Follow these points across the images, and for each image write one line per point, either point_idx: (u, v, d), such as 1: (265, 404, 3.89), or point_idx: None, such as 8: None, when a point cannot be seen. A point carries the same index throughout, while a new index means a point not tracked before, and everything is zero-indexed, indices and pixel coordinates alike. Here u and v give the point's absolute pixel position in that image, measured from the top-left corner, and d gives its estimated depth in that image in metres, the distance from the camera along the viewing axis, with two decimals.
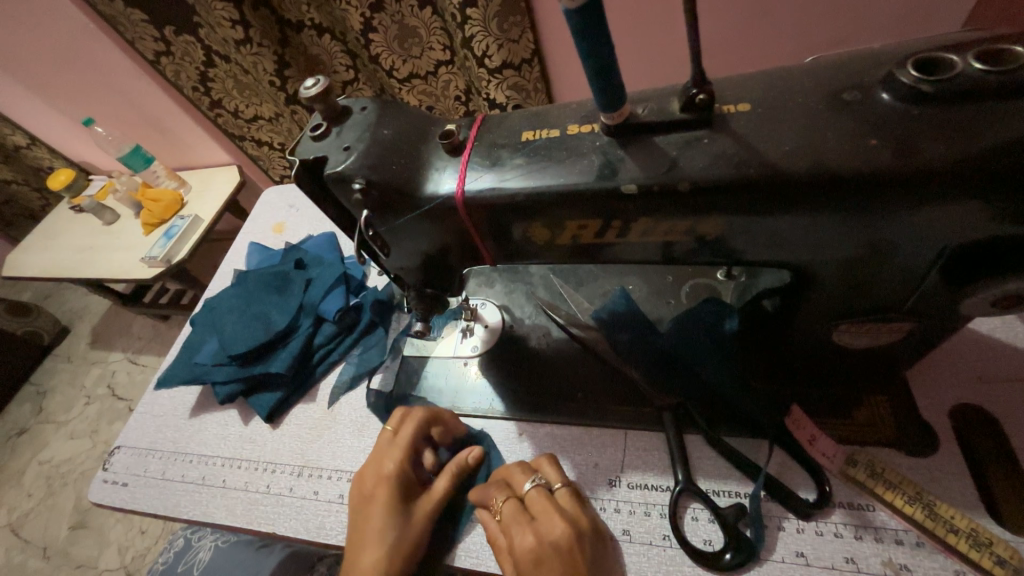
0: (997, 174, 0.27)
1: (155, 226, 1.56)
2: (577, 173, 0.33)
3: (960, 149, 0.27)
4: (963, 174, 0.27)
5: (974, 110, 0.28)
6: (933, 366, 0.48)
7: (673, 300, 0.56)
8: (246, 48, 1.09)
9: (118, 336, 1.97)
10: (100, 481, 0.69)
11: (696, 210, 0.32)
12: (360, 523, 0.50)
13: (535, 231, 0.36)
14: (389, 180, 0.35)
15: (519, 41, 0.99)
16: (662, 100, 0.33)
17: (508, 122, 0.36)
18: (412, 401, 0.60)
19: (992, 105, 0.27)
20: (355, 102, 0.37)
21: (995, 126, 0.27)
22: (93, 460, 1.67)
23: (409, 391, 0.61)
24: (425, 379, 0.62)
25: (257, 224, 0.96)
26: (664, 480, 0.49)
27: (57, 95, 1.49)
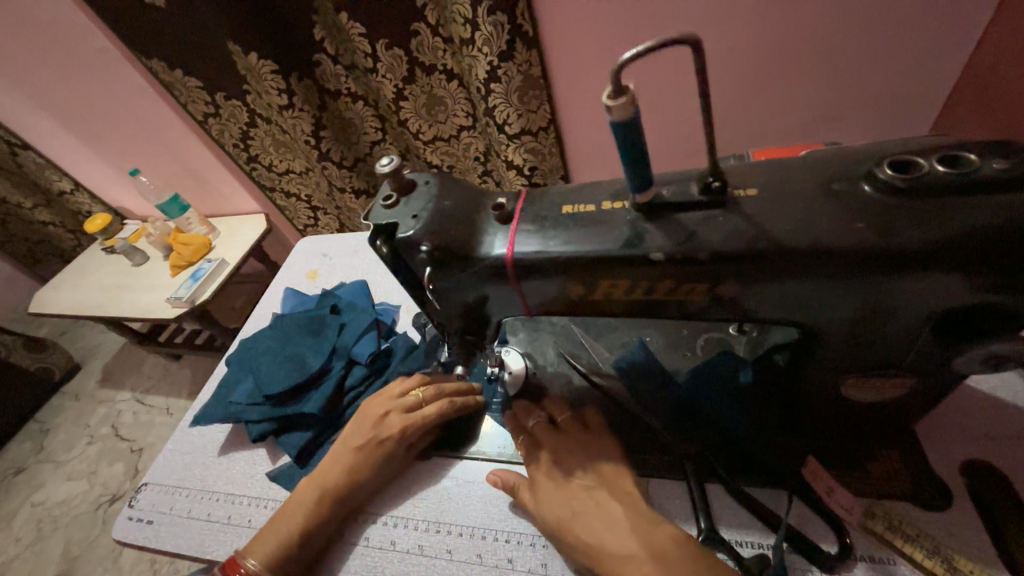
0: (970, 252, 0.32)
1: (183, 268, 1.64)
2: (609, 241, 0.38)
3: (935, 232, 0.33)
4: (940, 253, 0.33)
5: (947, 200, 0.33)
6: (939, 423, 0.51)
7: (689, 352, 0.60)
8: (288, 113, 1.21)
9: (130, 375, 1.99)
10: (124, 518, 0.70)
11: (712, 276, 0.37)
12: (349, 430, 0.63)
13: (571, 288, 0.41)
14: (449, 243, 0.40)
15: (538, 111, 1.10)
16: (682, 183, 0.39)
17: (550, 196, 0.43)
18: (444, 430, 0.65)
19: (958, 197, 0.33)
20: (420, 177, 0.44)
21: (956, 214, 0.33)
22: (89, 503, 1.64)
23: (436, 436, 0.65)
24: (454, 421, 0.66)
25: (292, 270, 1.03)
26: (687, 528, 0.51)
27: (111, 149, 1.64)
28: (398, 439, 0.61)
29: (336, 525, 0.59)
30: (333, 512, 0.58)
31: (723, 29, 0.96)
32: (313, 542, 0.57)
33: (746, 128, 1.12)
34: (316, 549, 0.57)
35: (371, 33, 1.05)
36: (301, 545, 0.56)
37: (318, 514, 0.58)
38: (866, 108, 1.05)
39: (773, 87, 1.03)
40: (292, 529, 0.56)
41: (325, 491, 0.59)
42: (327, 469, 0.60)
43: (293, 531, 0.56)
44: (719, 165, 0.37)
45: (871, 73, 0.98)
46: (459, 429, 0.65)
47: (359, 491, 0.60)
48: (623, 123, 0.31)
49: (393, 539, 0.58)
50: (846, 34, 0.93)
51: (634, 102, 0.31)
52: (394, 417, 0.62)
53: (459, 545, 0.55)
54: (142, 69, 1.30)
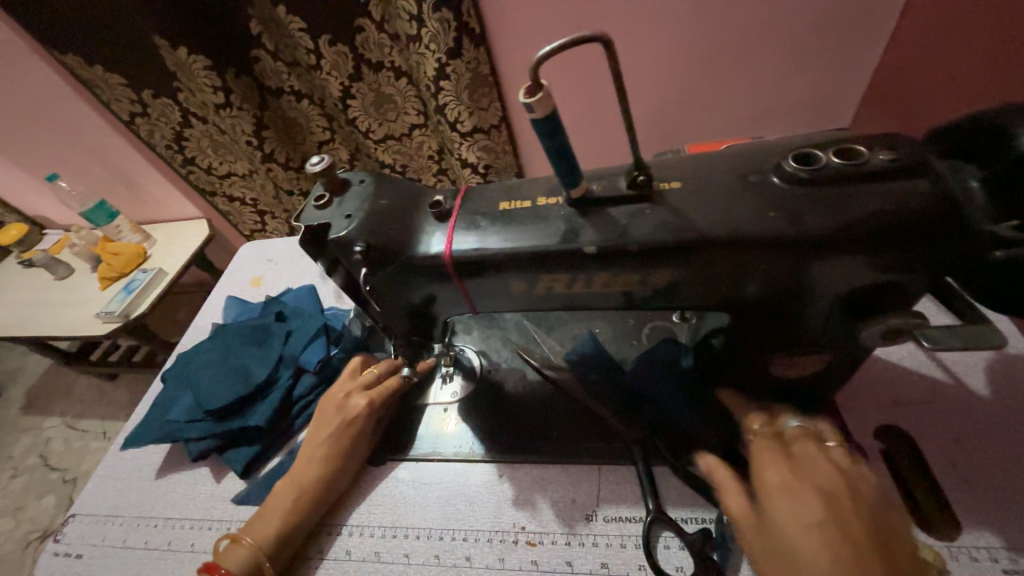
0: (865, 237, 0.35)
1: (113, 279, 1.52)
2: (545, 236, 0.39)
3: (833, 220, 0.36)
4: (840, 237, 0.36)
5: (845, 188, 0.36)
6: (857, 395, 0.56)
7: (636, 341, 0.63)
8: (226, 112, 1.14)
9: (57, 399, 1.83)
10: (48, 554, 0.64)
11: (644, 266, 0.39)
12: (315, 422, 0.61)
13: (512, 284, 0.42)
14: (386, 242, 0.40)
15: (489, 109, 1.10)
16: (612, 178, 0.40)
17: (489, 193, 0.43)
18: (400, 431, 0.64)
19: (852, 188, 0.36)
20: (354, 175, 0.43)
21: (848, 203, 0.36)
22: (14, 543, 1.49)
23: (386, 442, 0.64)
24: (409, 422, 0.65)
25: (234, 278, 0.98)
26: (637, 511, 0.53)
27: (22, 152, 1.49)
28: (365, 420, 0.60)
29: (311, 525, 0.57)
30: (311, 510, 0.56)
31: (661, 29, 0.99)
32: (287, 547, 0.55)
33: (687, 126, 1.17)
34: (289, 552, 0.55)
35: (312, 28, 1.00)
36: (274, 548, 0.54)
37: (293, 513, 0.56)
38: (793, 106, 1.12)
39: (709, 85, 1.08)
40: (266, 532, 0.54)
41: (302, 487, 0.57)
42: (301, 467, 0.59)
43: (268, 535, 0.54)
44: (645, 160, 0.39)
45: (796, 73, 1.05)
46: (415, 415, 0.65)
47: (335, 485, 0.58)
48: (549, 119, 0.32)
49: (348, 549, 0.56)
50: (772, 36, 0.99)
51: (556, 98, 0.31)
52: (360, 399, 0.61)
53: (417, 548, 0.55)
54: (53, 63, 1.18)
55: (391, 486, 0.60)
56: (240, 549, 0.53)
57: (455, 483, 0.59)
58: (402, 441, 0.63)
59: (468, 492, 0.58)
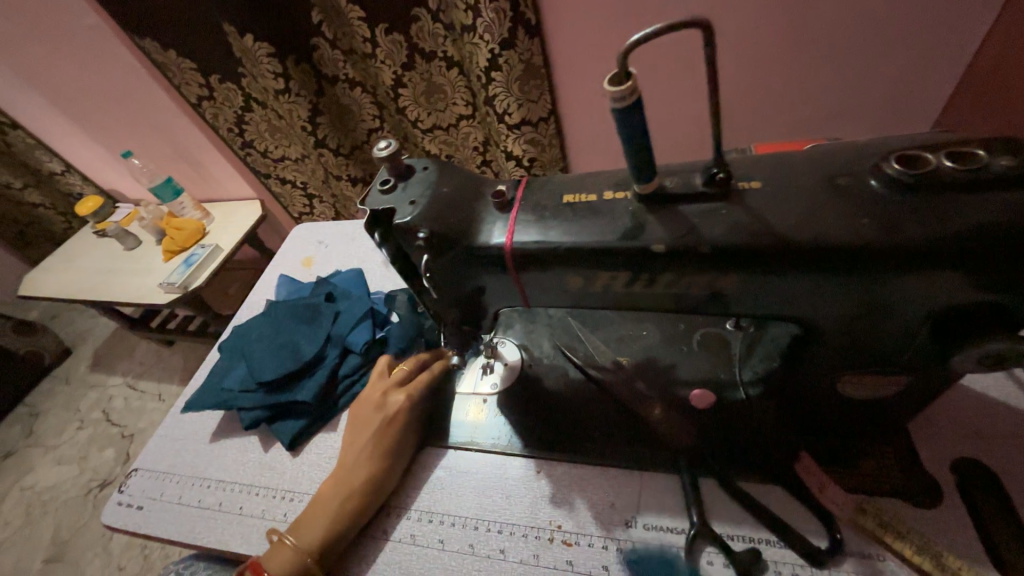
0: (970, 252, 0.32)
1: (175, 253, 1.62)
2: (609, 232, 0.37)
3: (936, 231, 0.32)
4: (940, 250, 0.32)
5: (951, 197, 0.33)
6: (932, 422, 0.51)
7: (686, 347, 0.61)
8: (284, 97, 1.19)
9: (121, 360, 1.98)
10: (114, 503, 0.69)
11: (712, 269, 0.37)
12: (356, 420, 0.63)
13: (569, 279, 0.41)
14: (447, 230, 0.40)
15: (539, 101, 1.08)
16: (686, 174, 0.38)
17: (552, 184, 0.41)
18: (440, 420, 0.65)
19: (959, 196, 0.33)
20: (418, 162, 0.43)
21: (953, 214, 0.32)
22: (79, 488, 1.63)
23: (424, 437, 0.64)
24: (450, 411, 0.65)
25: (287, 257, 1.02)
26: (680, 522, 0.51)
27: (102, 129, 1.60)
28: (405, 417, 0.61)
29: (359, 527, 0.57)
30: (358, 511, 0.56)
31: (728, 22, 0.94)
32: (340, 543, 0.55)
33: (749, 125, 1.11)
34: (337, 554, 0.55)
35: (370, 16, 1.03)
36: (320, 551, 0.54)
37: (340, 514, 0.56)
38: (868, 106, 1.04)
39: (775, 82, 1.02)
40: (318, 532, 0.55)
41: (349, 488, 0.57)
42: (347, 469, 0.59)
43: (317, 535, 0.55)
44: (724, 157, 0.37)
45: (875, 70, 0.98)
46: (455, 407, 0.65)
47: (383, 486, 0.58)
48: (631, 110, 0.31)
49: (387, 528, 0.58)
50: (851, 29, 0.92)
51: (638, 88, 0.30)
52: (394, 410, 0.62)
53: (452, 534, 0.55)
54: (133, 48, 1.26)
55: (429, 474, 0.61)
56: (285, 551, 0.54)
57: (491, 475, 0.59)
58: (442, 429, 0.64)
59: (507, 489, 0.57)
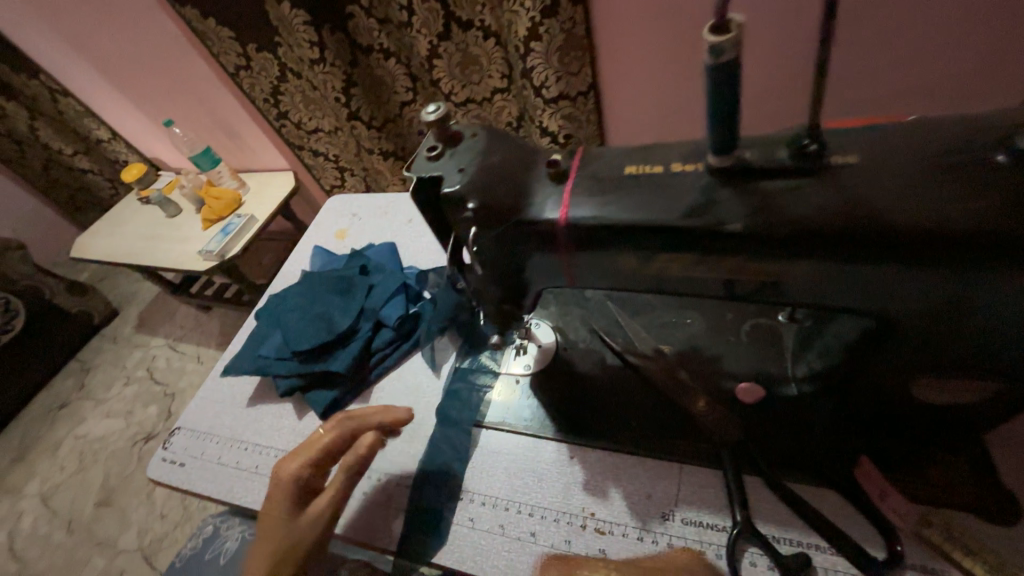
0: None
1: (213, 222, 1.66)
2: (674, 208, 0.34)
3: None
4: None
5: None
6: (1012, 433, 0.47)
7: (733, 337, 0.58)
8: (318, 67, 1.17)
9: (163, 322, 2.07)
10: (158, 459, 0.72)
11: (790, 254, 0.33)
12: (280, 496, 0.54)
13: (625, 260, 0.38)
14: (498, 201, 0.37)
15: (579, 74, 1.03)
16: (770, 145, 0.34)
17: (611, 154, 0.38)
18: (472, 394, 0.65)
19: None
20: (467, 128, 0.40)
21: None
22: (126, 439, 1.74)
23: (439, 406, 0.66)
24: (482, 388, 0.65)
25: (321, 229, 1.02)
26: (721, 519, 0.49)
27: (144, 97, 1.63)
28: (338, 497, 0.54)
29: None
30: None
31: None
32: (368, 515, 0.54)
33: None
34: None
35: None
36: None
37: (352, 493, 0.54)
38: None
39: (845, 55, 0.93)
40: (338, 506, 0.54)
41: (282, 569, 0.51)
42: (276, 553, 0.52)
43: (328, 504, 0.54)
44: (819, 126, 0.33)
45: None
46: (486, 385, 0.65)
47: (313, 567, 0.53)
48: (720, 68, 0.27)
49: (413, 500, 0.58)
50: None
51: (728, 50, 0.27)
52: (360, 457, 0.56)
53: (482, 514, 0.55)
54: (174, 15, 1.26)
55: (456, 447, 0.60)
56: None
57: (523, 457, 0.58)
58: (474, 409, 0.63)
59: (535, 470, 0.57)
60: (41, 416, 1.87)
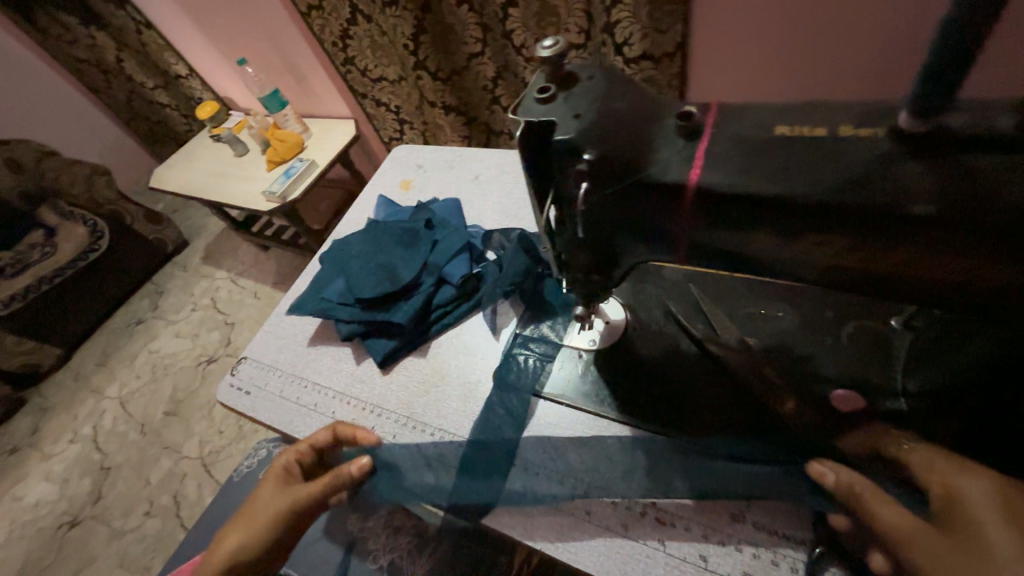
0: None
1: (277, 164, 1.70)
2: (839, 179, 0.29)
3: None
4: None
5: None
6: None
7: (831, 339, 0.52)
8: (390, 10, 1.12)
9: (227, 257, 2.19)
10: (227, 384, 0.76)
11: (983, 249, 0.28)
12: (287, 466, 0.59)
13: (757, 238, 0.33)
14: (617, 154, 0.33)
15: (668, 32, 0.92)
16: (987, 108, 0.27)
17: (756, 110, 0.32)
18: (535, 364, 0.62)
19: None
20: (584, 70, 0.36)
21: None
22: (191, 359, 1.90)
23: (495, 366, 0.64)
24: (545, 360, 0.62)
25: (385, 178, 1.01)
26: (800, 531, 0.45)
27: (221, 34, 1.65)
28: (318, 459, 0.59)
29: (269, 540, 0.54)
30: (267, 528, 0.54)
31: None
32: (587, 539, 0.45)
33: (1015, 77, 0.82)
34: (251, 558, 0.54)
35: None
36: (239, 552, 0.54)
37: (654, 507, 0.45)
38: None
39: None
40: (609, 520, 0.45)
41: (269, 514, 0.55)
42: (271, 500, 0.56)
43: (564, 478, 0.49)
44: None
45: None
46: (550, 355, 0.62)
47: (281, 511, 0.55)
48: None
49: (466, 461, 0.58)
50: None
51: None
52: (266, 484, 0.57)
53: (536, 484, 0.53)
54: None
55: (515, 415, 0.59)
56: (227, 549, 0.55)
57: (584, 434, 0.56)
58: (535, 379, 0.61)
59: (599, 449, 0.54)
60: (120, 329, 2.06)
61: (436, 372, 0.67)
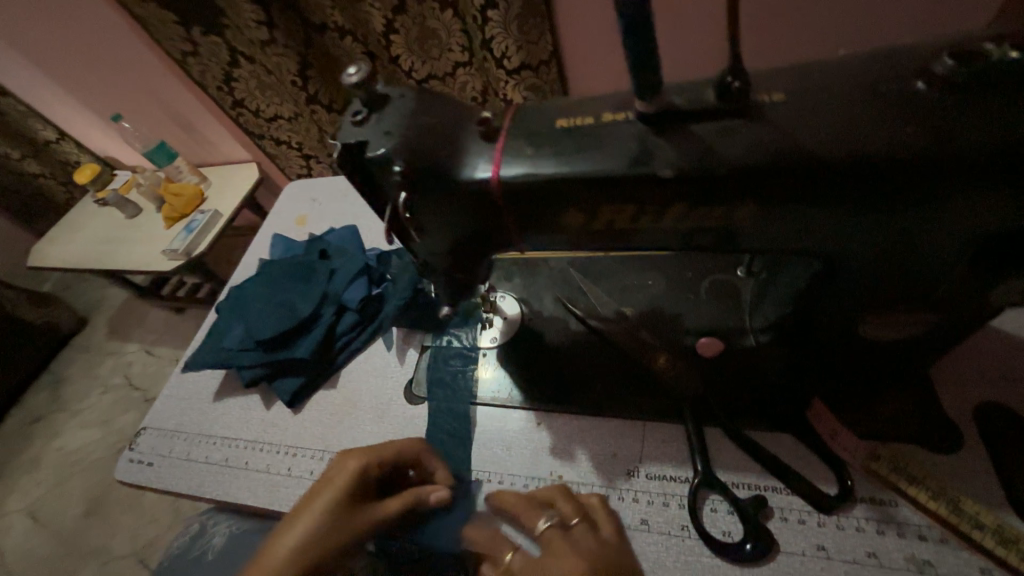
0: (994, 162, 0.30)
1: (176, 220, 1.59)
2: (610, 159, 0.34)
3: (973, 137, 0.30)
4: (952, 166, 0.30)
5: (975, 100, 0.30)
6: (957, 368, 0.48)
7: (693, 296, 0.57)
8: (271, 49, 1.11)
9: (136, 327, 2.01)
10: (126, 460, 0.70)
11: (723, 199, 0.34)
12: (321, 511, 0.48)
13: (566, 217, 0.38)
14: (427, 161, 0.37)
15: (539, 43, 0.99)
16: (697, 88, 0.35)
17: (544, 111, 0.38)
18: (468, 371, 0.62)
19: (996, 98, 0.30)
20: (394, 90, 0.39)
21: (983, 123, 0.30)
22: (108, 447, 1.71)
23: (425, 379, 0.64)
24: (476, 366, 0.63)
25: (280, 217, 0.98)
26: (683, 471, 0.50)
27: (88, 92, 1.54)
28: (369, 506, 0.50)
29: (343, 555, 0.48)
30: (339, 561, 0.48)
31: None
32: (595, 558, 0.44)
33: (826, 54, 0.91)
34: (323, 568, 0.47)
35: None
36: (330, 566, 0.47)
37: (580, 556, 0.44)
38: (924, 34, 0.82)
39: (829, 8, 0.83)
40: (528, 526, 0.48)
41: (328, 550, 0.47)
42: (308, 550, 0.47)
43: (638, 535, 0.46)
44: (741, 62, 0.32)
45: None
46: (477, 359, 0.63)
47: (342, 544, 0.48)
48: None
49: None
50: None
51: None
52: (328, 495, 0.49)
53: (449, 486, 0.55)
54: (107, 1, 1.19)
55: (456, 424, 0.59)
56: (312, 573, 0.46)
57: (491, 426, 0.58)
58: (469, 385, 0.61)
59: (507, 442, 0.57)
60: (17, 430, 1.82)
61: (346, 399, 0.67)
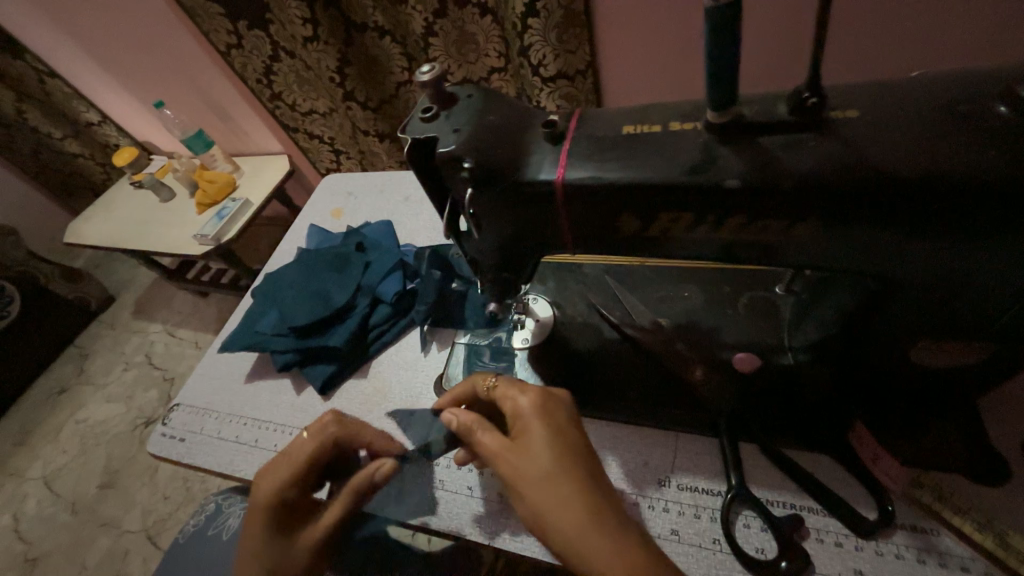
0: None
1: (207, 207, 1.64)
2: (675, 167, 0.35)
3: None
4: None
5: None
6: (1007, 401, 0.47)
7: (731, 310, 0.57)
8: (312, 45, 1.13)
9: (161, 308, 2.06)
10: (158, 434, 0.72)
11: (787, 213, 0.35)
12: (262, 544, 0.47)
13: (624, 221, 0.38)
14: (492, 159, 0.38)
15: (577, 52, 1.01)
16: (768, 102, 0.35)
17: (611, 116, 0.39)
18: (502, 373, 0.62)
19: None
20: (462, 90, 0.41)
21: None
22: (126, 424, 1.75)
23: (456, 376, 0.64)
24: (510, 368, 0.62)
25: (316, 208, 1.01)
26: (715, 484, 0.50)
27: (135, 78, 1.60)
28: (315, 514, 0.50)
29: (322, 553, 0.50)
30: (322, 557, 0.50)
31: None
32: (507, 384, 0.48)
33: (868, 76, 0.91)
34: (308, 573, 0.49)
35: None
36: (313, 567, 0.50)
37: (526, 454, 0.41)
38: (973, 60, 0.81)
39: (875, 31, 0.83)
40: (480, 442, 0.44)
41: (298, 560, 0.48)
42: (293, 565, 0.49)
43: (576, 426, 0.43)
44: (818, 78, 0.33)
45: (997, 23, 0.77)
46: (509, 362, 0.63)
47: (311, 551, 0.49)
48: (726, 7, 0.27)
49: (415, 473, 0.58)
50: None
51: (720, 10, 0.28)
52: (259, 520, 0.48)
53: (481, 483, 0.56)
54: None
55: None
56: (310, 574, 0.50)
57: None
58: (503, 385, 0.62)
59: None
60: (41, 401, 1.87)
61: (377, 389, 0.68)
